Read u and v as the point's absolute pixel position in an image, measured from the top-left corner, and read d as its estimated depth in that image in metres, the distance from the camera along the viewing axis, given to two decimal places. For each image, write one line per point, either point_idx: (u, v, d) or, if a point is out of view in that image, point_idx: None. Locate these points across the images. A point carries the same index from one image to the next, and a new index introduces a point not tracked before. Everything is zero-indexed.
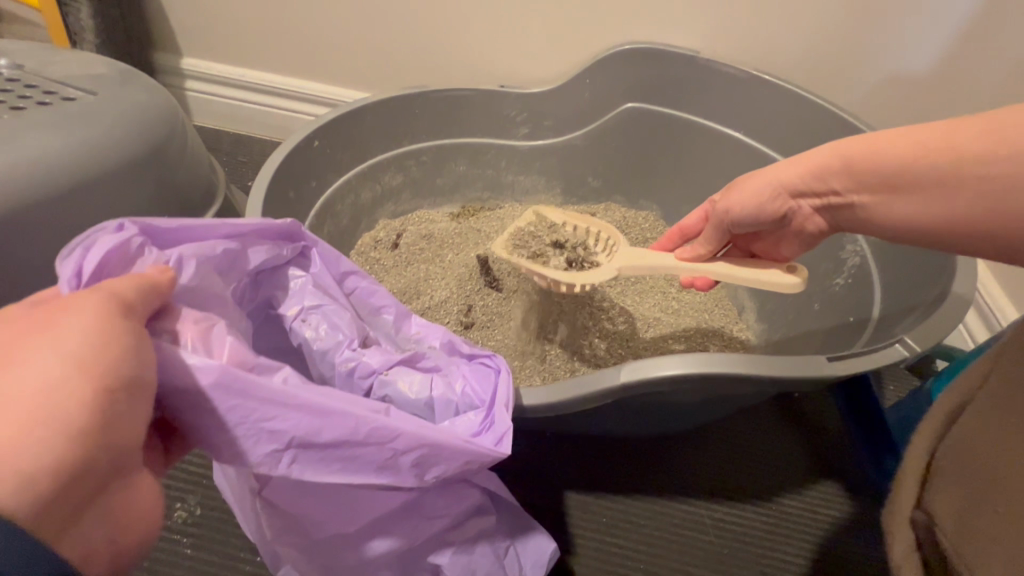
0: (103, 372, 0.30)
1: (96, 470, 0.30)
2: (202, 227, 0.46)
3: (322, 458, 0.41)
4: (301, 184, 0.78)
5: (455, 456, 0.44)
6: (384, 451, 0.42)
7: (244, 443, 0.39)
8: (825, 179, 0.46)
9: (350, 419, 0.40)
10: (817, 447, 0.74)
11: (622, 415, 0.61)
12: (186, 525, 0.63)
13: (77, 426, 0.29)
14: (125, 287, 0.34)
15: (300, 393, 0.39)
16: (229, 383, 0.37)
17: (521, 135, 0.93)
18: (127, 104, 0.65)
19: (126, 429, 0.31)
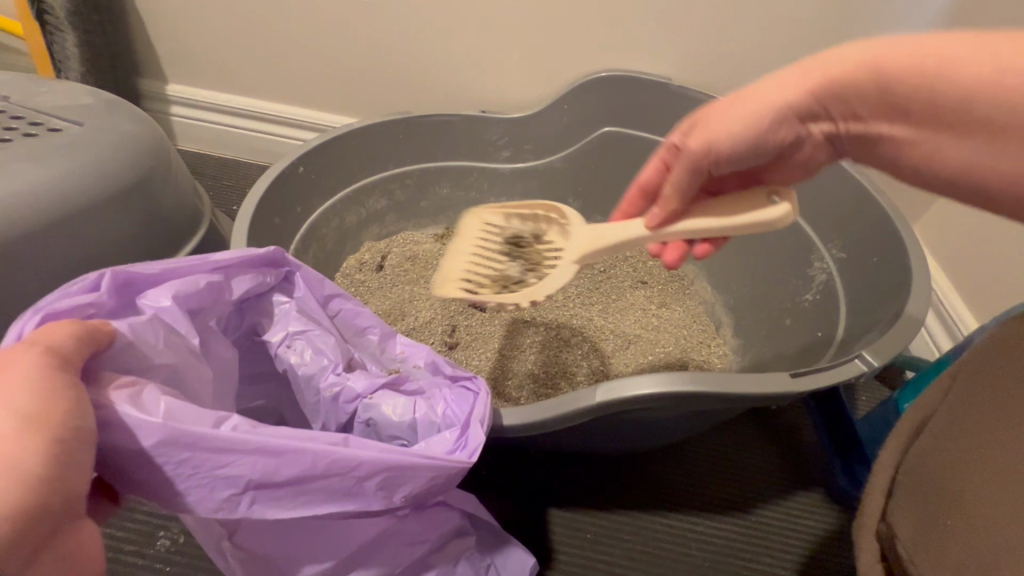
0: (56, 423, 0.32)
1: (49, 512, 0.31)
2: (181, 266, 0.46)
3: (282, 496, 0.40)
4: (287, 209, 0.79)
5: (420, 473, 0.43)
6: (347, 482, 0.41)
7: (197, 494, 0.39)
8: (850, 101, 0.40)
9: (305, 456, 0.39)
10: (793, 459, 0.76)
11: (602, 432, 0.62)
12: (169, 553, 0.60)
13: (32, 470, 0.30)
14: (59, 339, 0.35)
15: (249, 437, 0.38)
16: (168, 438, 0.37)
17: (503, 158, 0.95)
18: (111, 134, 0.65)
19: (76, 476, 0.33)
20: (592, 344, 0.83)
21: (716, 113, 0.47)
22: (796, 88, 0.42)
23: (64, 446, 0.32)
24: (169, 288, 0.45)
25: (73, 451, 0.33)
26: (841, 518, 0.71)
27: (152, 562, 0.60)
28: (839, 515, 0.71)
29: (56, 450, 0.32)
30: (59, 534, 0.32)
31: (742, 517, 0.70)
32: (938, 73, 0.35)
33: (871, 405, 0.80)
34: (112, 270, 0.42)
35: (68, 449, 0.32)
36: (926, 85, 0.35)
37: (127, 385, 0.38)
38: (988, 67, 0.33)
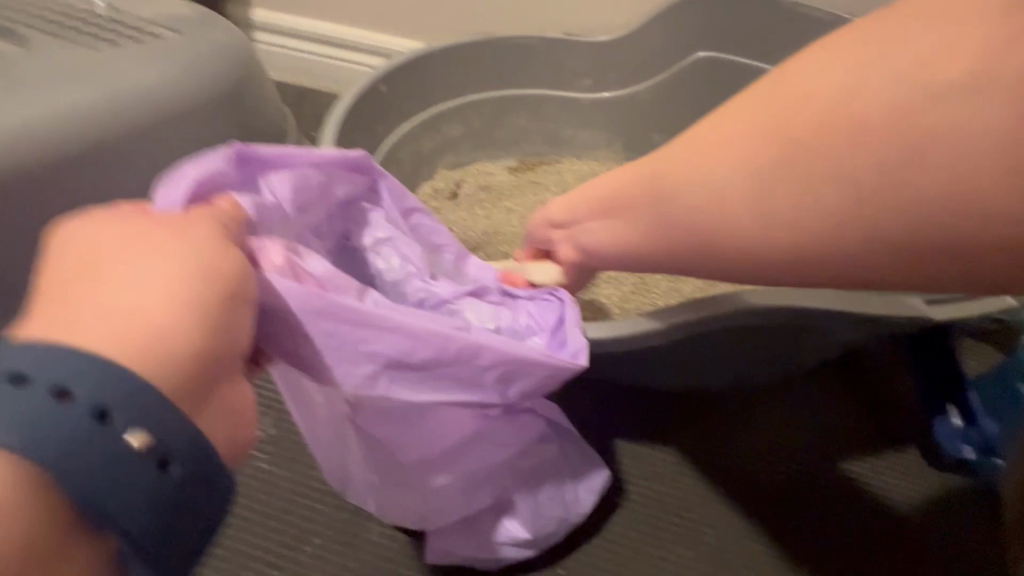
0: (222, 277, 0.31)
1: (211, 363, 0.30)
2: (294, 154, 0.45)
3: (416, 378, 0.41)
4: (368, 129, 0.78)
5: (534, 372, 0.44)
6: (471, 369, 0.42)
7: (342, 368, 0.39)
8: (570, 212, 0.50)
9: (439, 340, 0.40)
10: (884, 413, 0.70)
11: (680, 364, 0.59)
12: (262, 442, 0.65)
13: (197, 313, 0.29)
14: (222, 218, 0.36)
15: (393, 317, 0.38)
16: (317, 307, 0.36)
17: (585, 86, 0.90)
18: (210, 43, 0.66)
19: (234, 332, 0.31)
20: (672, 285, 0.79)
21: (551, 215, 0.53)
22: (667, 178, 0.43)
23: (226, 297, 0.31)
24: (279, 178, 0.44)
25: (233, 307, 0.32)
26: (940, 476, 0.66)
27: None
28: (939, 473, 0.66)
29: (219, 300, 0.31)
30: (221, 386, 0.30)
31: (832, 474, 0.66)
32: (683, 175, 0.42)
33: (981, 367, 0.73)
34: (232, 143, 0.41)
35: (230, 301, 0.31)
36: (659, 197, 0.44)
37: (272, 251, 0.36)
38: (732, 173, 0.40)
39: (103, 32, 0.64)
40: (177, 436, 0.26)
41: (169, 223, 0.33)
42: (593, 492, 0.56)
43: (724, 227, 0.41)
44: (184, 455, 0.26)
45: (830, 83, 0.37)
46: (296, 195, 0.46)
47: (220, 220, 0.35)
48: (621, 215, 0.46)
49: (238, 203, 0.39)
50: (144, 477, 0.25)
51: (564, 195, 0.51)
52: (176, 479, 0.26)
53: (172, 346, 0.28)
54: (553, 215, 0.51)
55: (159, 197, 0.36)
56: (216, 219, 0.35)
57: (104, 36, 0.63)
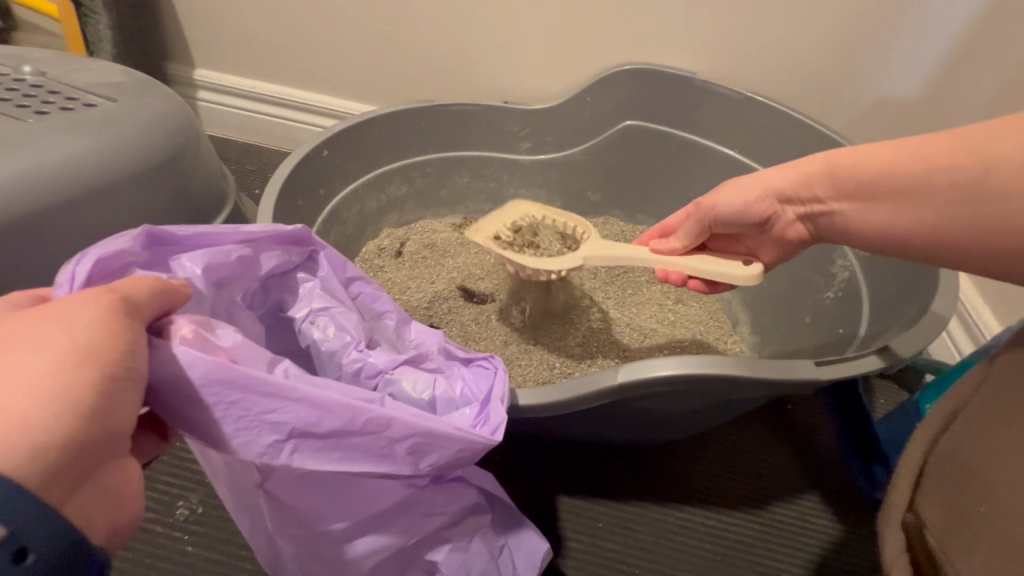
0: (110, 360, 0.32)
1: (91, 448, 0.31)
2: (217, 232, 0.47)
3: (322, 448, 0.41)
4: (310, 192, 0.79)
5: (447, 444, 0.44)
6: (380, 441, 0.42)
7: (243, 437, 0.39)
8: (811, 188, 0.53)
9: (347, 409, 0.40)
10: (810, 458, 0.75)
11: (615, 421, 0.62)
12: (188, 522, 0.61)
13: (72, 403, 0.30)
14: (135, 290, 0.35)
15: (299, 387, 0.39)
16: (224, 377, 0.37)
17: (524, 149, 0.96)
18: (145, 111, 0.66)
19: (120, 413, 0.33)
20: (608, 338, 0.83)
21: (731, 189, 0.59)
22: (903, 159, 0.46)
23: (107, 384, 0.32)
24: (199, 255, 0.46)
25: (117, 391, 0.32)
26: (856, 519, 0.70)
27: (171, 530, 0.61)
28: (854, 515, 0.70)
29: (99, 388, 0.31)
30: (100, 472, 0.32)
31: (760, 516, 0.69)
32: (885, 166, 0.47)
33: (889, 406, 0.79)
34: (145, 226, 0.43)
35: (114, 388, 0.32)
36: (875, 170, 0.48)
37: (179, 325, 0.38)
38: (943, 167, 0.44)
39: (32, 101, 0.63)
40: (33, 527, 0.27)
41: (63, 305, 0.32)
42: (531, 565, 0.54)
43: (961, 209, 0.43)
44: (41, 545, 0.28)
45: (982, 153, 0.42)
46: (218, 270, 0.47)
47: (127, 295, 0.35)
48: (860, 200, 0.50)
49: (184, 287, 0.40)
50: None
51: (782, 173, 0.55)
52: (29, 567, 0.27)
53: (42, 436, 0.29)
54: (793, 191, 0.54)
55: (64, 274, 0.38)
56: (125, 291, 0.35)
57: (31, 105, 0.62)
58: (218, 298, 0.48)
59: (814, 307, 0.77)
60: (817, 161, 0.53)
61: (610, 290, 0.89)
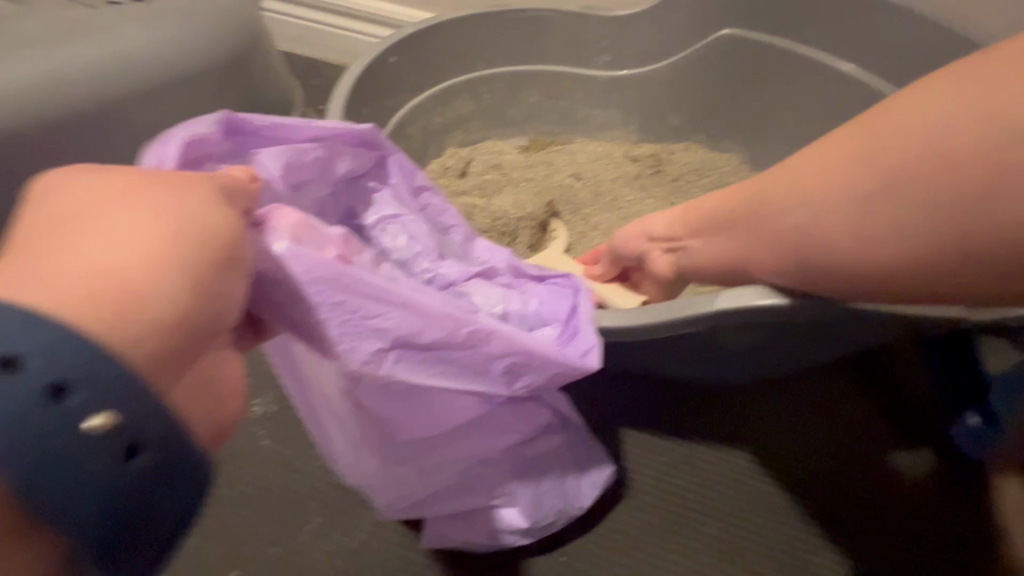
0: (221, 246, 0.30)
1: (201, 330, 0.29)
2: (294, 126, 0.44)
3: (421, 361, 0.39)
4: (376, 101, 0.76)
5: (546, 366, 0.42)
6: (479, 356, 0.41)
7: (348, 344, 0.36)
8: (675, 230, 0.52)
9: (451, 319, 0.38)
10: (901, 414, 0.68)
11: (693, 357, 0.58)
12: (262, 419, 0.64)
13: (193, 281, 0.28)
14: (229, 183, 0.33)
15: (405, 291, 0.37)
16: (328, 273, 0.34)
17: (602, 64, 0.87)
18: (214, 4, 0.64)
19: (229, 303, 0.31)
20: None
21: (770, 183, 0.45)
22: None
23: (220, 265, 0.30)
24: (279, 149, 0.43)
25: (230, 275, 0.30)
26: (948, 476, 0.64)
27: (247, 425, 0.64)
28: (948, 473, 0.65)
29: (215, 269, 0.29)
30: (205, 360, 0.30)
31: (847, 474, 0.64)
32: None
33: None
34: (222, 110, 0.40)
35: (228, 271, 0.30)
36: None
37: (283, 214, 0.35)
38: None
39: None
40: (148, 424, 0.25)
41: (167, 184, 0.30)
42: (595, 485, 0.54)
43: None
44: (153, 447, 0.26)
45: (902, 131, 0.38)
46: (296, 170, 0.45)
47: (222, 183, 0.33)
48: None
49: (256, 174, 0.36)
50: (109, 462, 0.25)
51: (648, 215, 0.55)
52: (140, 469, 0.25)
53: (166, 311, 0.27)
54: (662, 237, 0.53)
55: (149, 158, 0.36)
56: (223, 181, 0.33)
57: None
58: (295, 202, 0.46)
59: None
60: (660, 215, 0.54)
61: None
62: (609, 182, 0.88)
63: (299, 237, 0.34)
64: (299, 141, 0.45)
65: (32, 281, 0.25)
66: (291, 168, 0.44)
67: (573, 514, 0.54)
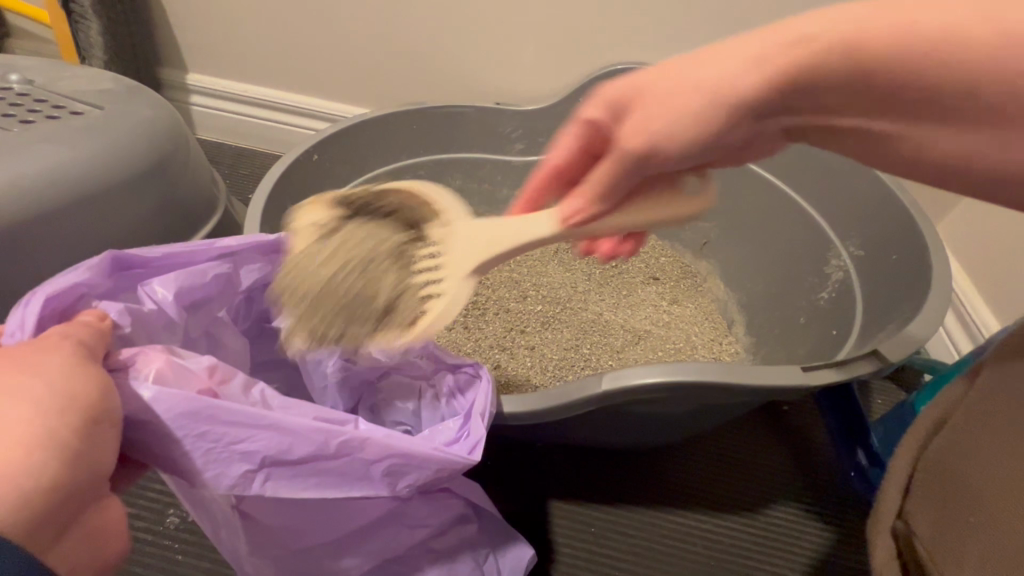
0: (89, 405, 0.32)
1: (76, 488, 0.30)
2: (188, 251, 0.46)
3: (297, 475, 0.40)
4: (300, 197, 0.79)
5: (425, 465, 0.44)
6: (356, 464, 0.42)
7: (214, 470, 0.38)
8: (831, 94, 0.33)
9: (318, 433, 0.39)
10: (804, 462, 0.74)
11: (607, 426, 0.61)
12: (178, 530, 0.62)
13: (48, 448, 0.29)
14: (86, 336, 0.36)
15: (270, 414, 0.38)
16: (190, 410, 0.36)
17: (517, 151, 0.95)
18: (133, 118, 0.66)
19: (102, 457, 0.32)
20: (603, 340, 0.82)
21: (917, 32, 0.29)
22: None
23: (90, 425, 0.31)
24: (171, 278, 0.46)
25: (95, 431, 0.32)
26: (848, 519, 0.70)
27: (161, 538, 0.61)
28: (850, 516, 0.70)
29: (79, 431, 0.31)
30: (84, 512, 0.31)
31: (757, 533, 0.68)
32: None
33: (887, 406, 0.79)
34: (100, 254, 0.41)
35: (91, 428, 0.31)
36: None
37: (148, 358, 0.37)
38: None
39: (18, 110, 0.63)
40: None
41: (18, 351, 0.32)
42: (516, 570, 0.54)
43: None
44: None
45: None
46: (188, 294, 0.47)
47: (80, 337, 0.35)
48: None
49: (106, 314, 0.39)
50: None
51: (727, 74, 0.34)
52: None
53: (23, 483, 0.28)
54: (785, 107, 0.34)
55: (11, 322, 0.36)
56: (79, 336, 0.35)
57: (17, 114, 0.62)
58: (193, 319, 0.48)
59: (808, 308, 0.77)
60: (808, 22, 0.32)
61: (606, 292, 0.88)
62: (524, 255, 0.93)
63: (162, 376, 0.37)
64: (192, 264, 0.47)
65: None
66: (184, 294, 0.47)
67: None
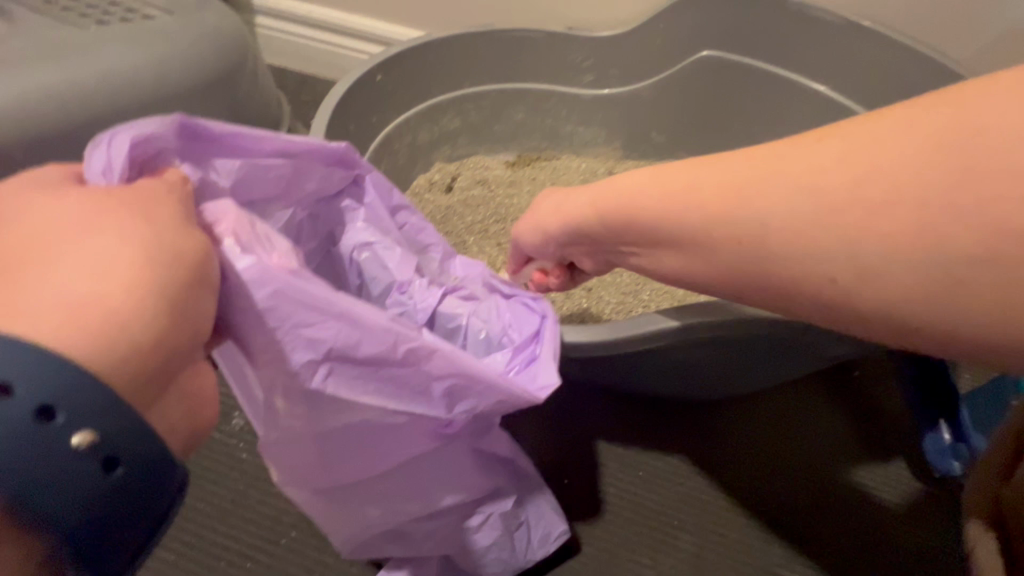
0: (192, 267, 0.31)
1: (173, 353, 0.30)
2: (255, 136, 0.43)
3: (359, 373, 0.40)
4: (361, 119, 0.77)
5: (488, 392, 0.43)
6: (420, 374, 0.41)
7: (280, 350, 0.37)
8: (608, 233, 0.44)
9: (389, 335, 0.38)
10: (872, 432, 0.69)
11: (668, 372, 0.59)
12: (242, 431, 0.65)
13: (154, 299, 0.29)
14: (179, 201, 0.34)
15: (344, 308, 0.37)
16: (269, 281, 0.35)
17: (586, 83, 0.89)
18: (201, 25, 0.65)
19: (197, 322, 0.31)
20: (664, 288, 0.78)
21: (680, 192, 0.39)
22: None
23: (189, 286, 0.31)
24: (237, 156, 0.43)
25: (196, 295, 0.31)
26: (916, 498, 0.65)
27: (227, 437, 0.65)
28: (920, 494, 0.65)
29: (180, 291, 0.30)
30: (182, 377, 0.31)
31: (815, 501, 0.64)
32: None
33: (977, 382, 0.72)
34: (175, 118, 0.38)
35: (193, 289, 0.31)
36: None
37: (225, 218, 0.36)
38: None
39: (93, 11, 0.63)
40: (123, 435, 0.26)
41: (117, 203, 0.31)
42: (546, 540, 0.58)
43: None
44: (132, 460, 0.27)
45: (992, 113, 0.29)
46: (260, 178, 0.46)
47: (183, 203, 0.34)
48: None
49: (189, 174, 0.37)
50: (85, 477, 0.25)
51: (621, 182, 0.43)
52: (118, 481, 0.26)
53: (131, 334, 0.28)
54: (623, 239, 0.43)
55: (96, 162, 0.34)
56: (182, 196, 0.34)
57: (92, 14, 0.62)
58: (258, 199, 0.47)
59: None
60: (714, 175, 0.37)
61: None
62: (579, 190, 0.90)
63: (244, 240, 0.35)
64: (261, 154, 0.44)
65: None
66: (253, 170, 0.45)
67: (521, 566, 0.57)
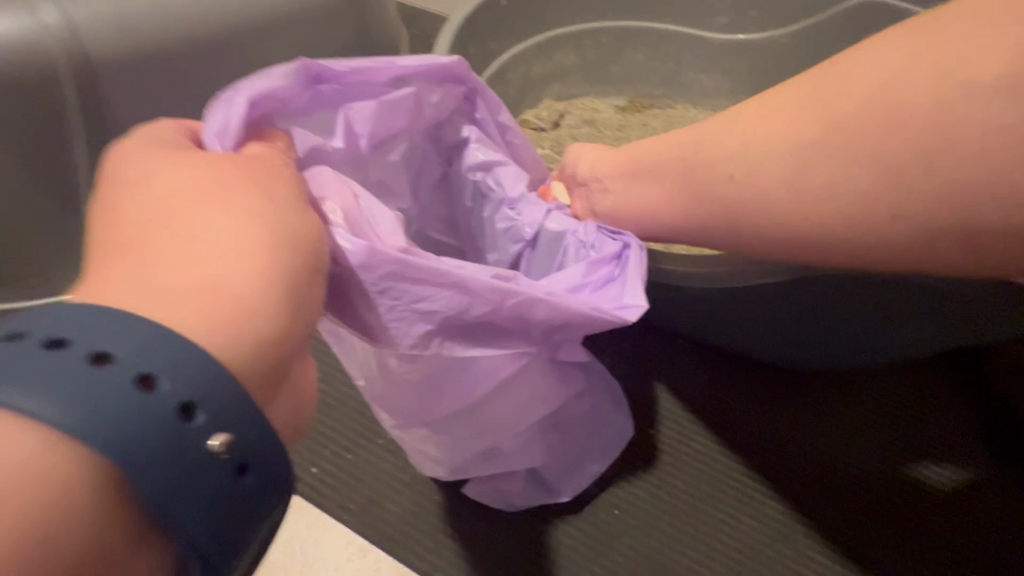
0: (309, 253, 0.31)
1: (288, 351, 0.29)
2: (369, 67, 0.44)
3: (466, 331, 0.42)
4: (482, 43, 0.75)
5: (585, 324, 0.43)
6: (521, 321, 0.43)
7: (396, 328, 0.40)
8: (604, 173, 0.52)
9: (495, 296, 0.39)
10: (971, 425, 0.67)
11: (771, 323, 0.59)
12: None
13: (276, 280, 0.29)
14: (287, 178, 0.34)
15: (449, 271, 0.38)
16: (379, 266, 0.37)
17: (719, 26, 0.84)
18: None
19: (313, 312, 0.31)
20: None
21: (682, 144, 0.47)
22: None
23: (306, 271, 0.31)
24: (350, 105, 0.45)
25: (310, 284, 0.31)
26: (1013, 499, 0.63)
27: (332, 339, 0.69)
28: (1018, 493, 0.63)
29: (299, 280, 0.30)
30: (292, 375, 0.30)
31: (902, 491, 0.63)
32: None
33: None
34: (295, 64, 0.40)
35: (308, 274, 0.31)
36: None
37: (332, 201, 0.38)
38: None
39: None
40: (252, 437, 0.25)
41: (232, 180, 0.31)
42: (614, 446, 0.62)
43: None
44: (260, 467, 0.26)
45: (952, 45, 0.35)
46: (375, 120, 0.47)
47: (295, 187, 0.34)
48: None
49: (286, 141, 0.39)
50: (218, 479, 0.24)
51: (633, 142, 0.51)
52: (246, 488, 0.25)
53: (257, 326, 0.28)
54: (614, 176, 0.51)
55: (214, 122, 0.35)
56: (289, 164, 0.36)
57: None
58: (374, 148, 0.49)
59: None
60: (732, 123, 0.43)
61: None
62: None
63: (348, 219, 0.38)
64: (376, 86, 0.46)
65: (125, 282, 0.27)
66: (364, 117, 0.46)
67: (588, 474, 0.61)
